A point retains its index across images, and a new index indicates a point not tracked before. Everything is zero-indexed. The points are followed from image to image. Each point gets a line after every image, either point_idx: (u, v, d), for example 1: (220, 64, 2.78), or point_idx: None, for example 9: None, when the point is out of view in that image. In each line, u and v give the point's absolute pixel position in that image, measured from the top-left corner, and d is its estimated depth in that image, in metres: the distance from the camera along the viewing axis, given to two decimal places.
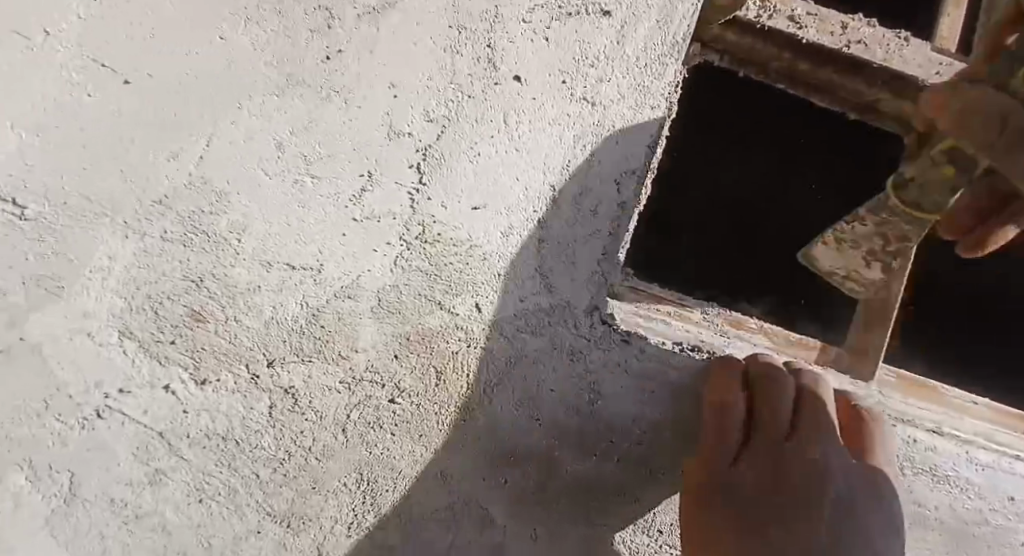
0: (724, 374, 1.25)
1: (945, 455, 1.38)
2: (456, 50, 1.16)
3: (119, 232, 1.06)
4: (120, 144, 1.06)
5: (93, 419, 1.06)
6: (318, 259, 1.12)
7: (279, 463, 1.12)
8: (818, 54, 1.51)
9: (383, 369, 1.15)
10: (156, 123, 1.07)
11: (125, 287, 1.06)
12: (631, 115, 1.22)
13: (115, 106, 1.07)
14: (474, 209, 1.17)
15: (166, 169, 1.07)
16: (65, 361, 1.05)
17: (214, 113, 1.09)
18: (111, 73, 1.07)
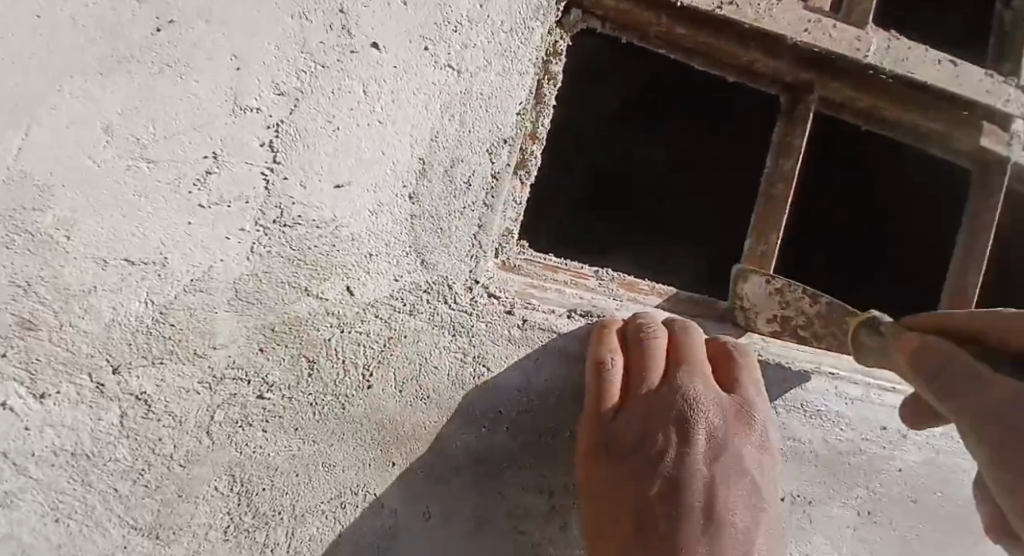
0: (604, 337, 1.25)
1: (818, 393, 1.45)
2: (305, 16, 1.07)
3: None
4: None
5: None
6: (161, 252, 1.02)
7: (138, 474, 1.04)
8: (692, 17, 1.52)
9: (245, 363, 1.08)
10: None
11: None
12: (500, 81, 1.18)
13: None
14: (337, 187, 1.10)
15: None
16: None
17: (30, 98, 0.96)
18: None
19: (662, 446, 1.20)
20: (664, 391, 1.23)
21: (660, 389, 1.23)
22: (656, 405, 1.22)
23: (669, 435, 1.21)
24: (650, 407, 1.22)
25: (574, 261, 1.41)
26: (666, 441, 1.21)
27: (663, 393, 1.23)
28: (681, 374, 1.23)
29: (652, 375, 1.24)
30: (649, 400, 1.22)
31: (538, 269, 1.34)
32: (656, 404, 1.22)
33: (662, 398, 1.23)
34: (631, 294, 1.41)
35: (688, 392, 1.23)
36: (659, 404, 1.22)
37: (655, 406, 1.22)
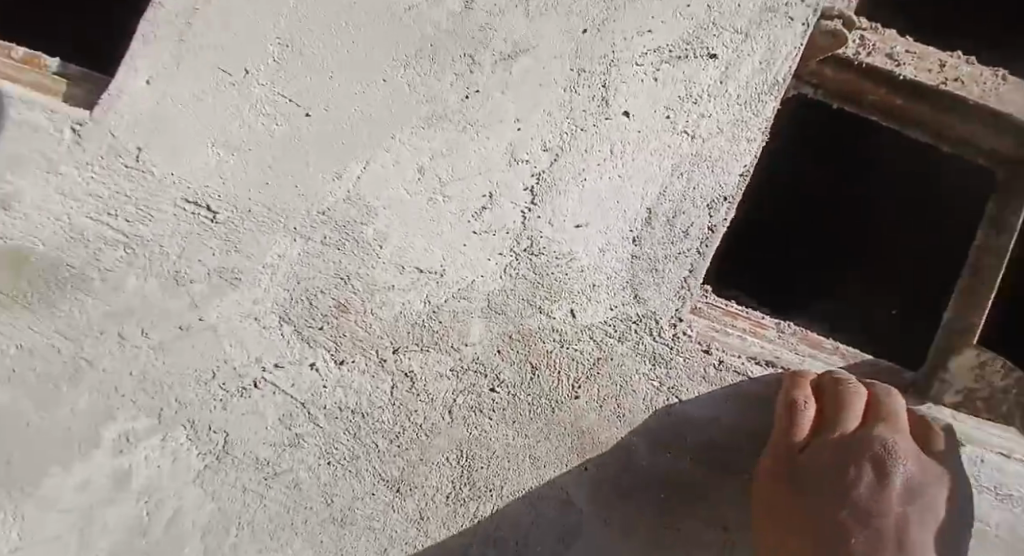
0: (799, 383, 1.34)
1: (1019, 484, 1.42)
2: (574, 89, 1.30)
3: (288, 235, 1.26)
4: (298, 165, 1.26)
5: (252, 389, 1.26)
6: (443, 264, 1.28)
7: (394, 435, 1.30)
8: (914, 92, 1.57)
9: (485, 362, 1.31)
10: (326, 150, 1.27)
11: (290, 281, 1.26)
12: (728, 147, 1.33)
13: (299, 134, 1.26)
14: (578, 227, 1.31)
15: (330, 186, 1.26)
16: (233, 340, 1.25)
17: (372, 143, 1.27)
18: (296, 108, 1.27)
19: (851, 480, 1.29)
20: (856, 435, 1.32)
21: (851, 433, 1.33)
22: (847, 445, 1.32)
23: (860, 471, 1.29)
24: (844, 446, 1.32)
25: (756, 313, 1.52)
26: (857, 476, 1.29)
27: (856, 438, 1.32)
28: (879, 426, 1.32)
29: (849, 422, 1.33)
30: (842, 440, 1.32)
31: (721, 315, 1.46)
32: (847, 445, 1.32)
33: (852, 440, 1.32)
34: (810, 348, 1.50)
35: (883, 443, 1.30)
36: (850, 446, 1.32)
37: (848, 446, 1.32)
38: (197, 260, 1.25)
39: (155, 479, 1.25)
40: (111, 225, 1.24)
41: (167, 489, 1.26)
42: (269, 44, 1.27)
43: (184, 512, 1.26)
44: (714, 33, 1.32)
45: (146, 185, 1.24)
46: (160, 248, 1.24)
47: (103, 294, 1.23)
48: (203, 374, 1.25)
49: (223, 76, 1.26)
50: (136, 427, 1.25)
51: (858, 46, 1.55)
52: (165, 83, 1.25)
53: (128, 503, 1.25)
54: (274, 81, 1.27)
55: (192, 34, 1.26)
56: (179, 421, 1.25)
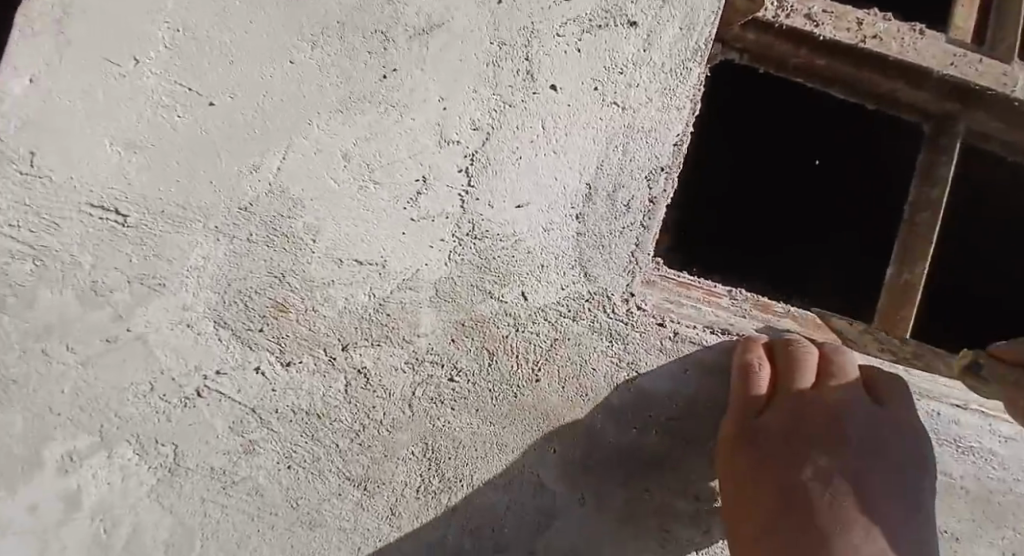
0: (752, 345, 1.37)
1: (971, 428, 1.45)
2: (497, 64, 1.30)
3: (210, 236, 1.24)
4: (208, 158, 1.24)
5: (195, 398, 1.24)
6: (383, 255, 1.27)
7: (356, 433, 1.28)
8: (834, 50, 1.61)
9: (439, 350, 1.30)
10: (239, 142, 1.25)
11: (218, 284, 1.24)
12: (659, 116, 1.34)
13: (204, 125, 1.24)
14: (519, 206, 1.30)
15: (247, 180, 1.24)
16: (167, 348, 1.23)
17: (290, 129, 1.26)
18: (197, 96, 1.24)
19: (812, 435, 1.35)
20: (811, 392, 1.38)
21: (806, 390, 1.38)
22: (804, 402, 1.38)
23: (819, 426, 1.35)
24: (801, 403, 1.38)
25: (706, 281, 1.50)
26: (817, 431, 1.35)
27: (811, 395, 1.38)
28: (831, 381, 1.39)
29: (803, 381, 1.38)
30: (799, 398, 1.38)
31: (672, 287, 1.45)
32: (803, 403, 1.38)
33: (807, 398, 1.38)
34: (763, 313, 1.50)
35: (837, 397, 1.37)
36: (806, 404, 1.38)
37: (804, 403, 1.38)
38: (112, 266, 1.22)
39: (107, 499, 1.22)
40: (15, 237, 1.19)
41: (121, 508, 1.22)
42: (161, 31, 1.25)
43: (144, 529, 1.23)
44: (633, 1, 1.33)
45: (46, 191, 1.20)
46: (70, 255, 1.21)
47: (18, 311, 1.20)
48: (140, 386, 1.23)
49: (111, 67, 1.23)
50: (81, 446, 1.21)
51: (777, 9, 1.56)
52: (51, 79, 1.21)
53: (82, 524, 1.21)
54: (177, 73, 1.24)
55: (75, 27, 1.22)
56: (123, 437, 1.23)
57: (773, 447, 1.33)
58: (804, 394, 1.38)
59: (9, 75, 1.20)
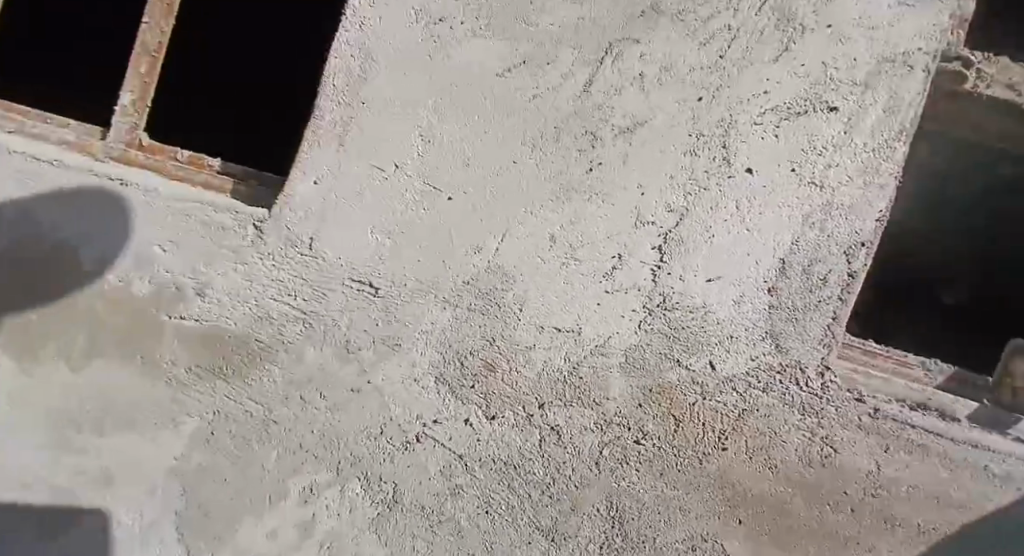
0: None
1: None
2: (695, 153, 1.40)
3: (440, 304, 1.46)
4: (443, 245, 1.47)
5: (414, 443, 1.46)
6: (579, 322, 1.42)
7: (547, 485, 1.43)
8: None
9: (631, 413, 1.41)
10: (464, 230, 1.46)
11: (443, 344, 1.46)
12: (860, 194, 1.37)
13: (443, 218, 1.47)
14: (710, 280, 1.39)
15: (474, 260, 1.46)
16: (399, 398, 1.47)
17: (511, 217, 1.45)
18: (441, 194, 1.47)
19: None
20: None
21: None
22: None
23: None
24: None
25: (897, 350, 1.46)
26: None
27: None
28: None
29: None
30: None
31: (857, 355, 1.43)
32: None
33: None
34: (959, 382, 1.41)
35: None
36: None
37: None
38: (363, 327, 1.48)
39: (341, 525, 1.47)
40: (293, 306, 1.48)
41: (346, 536, 1.47)
42: (414, 144, 1.47)
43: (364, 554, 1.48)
44: (833, 89, 1.37)
45: (319, 269, 1.48)
46: (332, 318, 1.48)
47: (287, 364, 1.49)
48: (372, 430, 1.47)
49: (375, 171, 1.47)
50: (321, 478, 1.48)
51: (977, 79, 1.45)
52: (330, 183, 1.47)
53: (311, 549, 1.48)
54: (425, 173, 1.47)
55: (348, 136, 1.46)
56: (354, 474, 1.47)
57: None
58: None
59: (300, 179, 1.47)
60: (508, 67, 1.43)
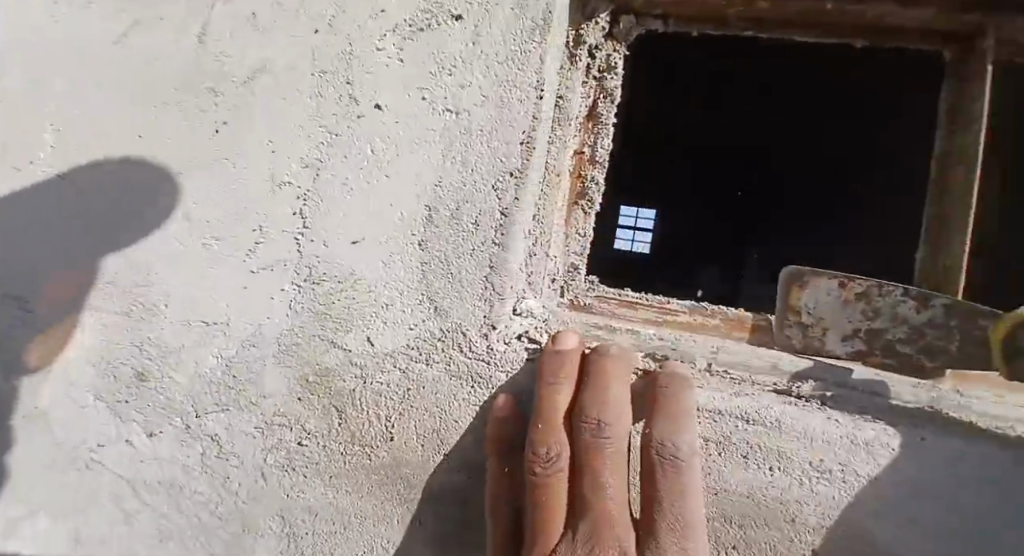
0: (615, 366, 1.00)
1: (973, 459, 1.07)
2: (320, 95, 1.20)
3: (81, 309, 1.26)
4: (81, 244, 1.26)
5: (85, 467, 1.26)
6: (227, 313, 1.21)
7: (217, 505, 1.21)
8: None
9: (286, 411, 1.18)
10: (103, 223, 1.26)
11: (91, 356, 1.26)
12: (499, 113, 1.14)
13: (77, 212, 1.27)
14: (354, 242, 1.16)
15: (113, 255, 1.26)
16: (58, 415, 1.27)
17: (147, 197, 1.25)
18: (68, 183, 1.28)
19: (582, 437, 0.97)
20: (601, 485, 0.96)
21: (586, 493, 0.96)
22: (686, 494, 0.96)
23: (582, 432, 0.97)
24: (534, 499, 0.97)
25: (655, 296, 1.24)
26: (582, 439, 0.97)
27: (595, 489, 0.96)
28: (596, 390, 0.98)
29: (684, 390, 1.00)
30: (671, 485, 0.96)
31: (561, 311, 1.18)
32: (645, 502, 0.98)
33: (689, 473, 0.97)
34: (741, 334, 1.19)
35: (660, 440, 0.97)
36: (659, 467, 0.97)
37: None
38: (15, 350, 1.27)
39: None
40: None
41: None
42: (44, 132, 1.29)
43: None
44: None
45: None
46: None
47: None
48: (43, 460, 1.27)
49: (13, 175, 1.29)
50: None
51: None
52: None
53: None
54: (63, 166, 1.28)
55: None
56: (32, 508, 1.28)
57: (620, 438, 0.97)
58: (549, 524, 0.96)
59: None
60: (123, 33, 1.29)
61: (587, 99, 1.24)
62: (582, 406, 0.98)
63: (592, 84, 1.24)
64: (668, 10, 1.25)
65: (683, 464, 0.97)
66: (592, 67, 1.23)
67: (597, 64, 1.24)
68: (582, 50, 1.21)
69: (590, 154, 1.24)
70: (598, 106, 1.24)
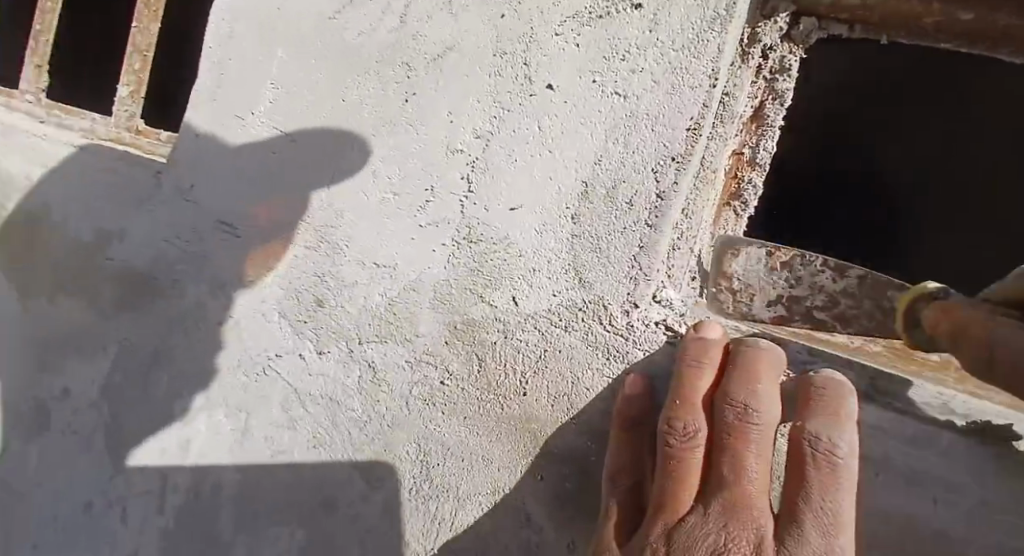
0: (766, 359, 1.04)
1: None
2: (499, 73, 1.32)
3: (281, 240, 1.49)
4: (286, 185, 1.49)
5: (265, 374, 1.48)
6: (395, 260, 1.38)
7: (365, 424, 1.38)
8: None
9: (434, 352, 1.33)
10: (307, 169, 1.47)
11: (285, 280, 1.48)
12: (667, 99, 1.20)
13: (288, 158, 1.49)
14: (513, 210, 1.28)
15: (312, 197, 1.47)
16: (250, 328, 1.50)
17: (344, 151, 1.45)
18: (282, 134, 1.50)
19: (726, 418, 1.01)
20: (744, 469, 0.99)
21: (722, 474, 0.99)
22: (838, 492, 0.96)
23: (725, 413, 1.01)
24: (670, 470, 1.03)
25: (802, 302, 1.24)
26: (724, 420, 1.01)
27: (736, 471, 0.99)
28: (746, 377, 1.02)
29: (845, 397, 1.00)
30: (820, 478, 0.97)
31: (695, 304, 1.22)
32: (789, 493, 0.98)
33: (841, 471, 0.97)
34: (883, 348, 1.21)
35: (812, 433, 0.98)
36: (803, 462, 0.98)
37: (742, 537, 0.95)
38: (226, 267, 1.51)
39: (207, 452, 1.50)
40: (168, 249, 1.56)
41: (208, 461, 1.50)
42: (266, 89, 1.53)
43: (221, 483, 1.49)
44: None
45: (185, 215, 1.56)
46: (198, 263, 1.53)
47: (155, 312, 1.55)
48: (232, 363, 1.50)
49: (237, 121, 1.55)
50: (189, 406, 1.52)
51: None
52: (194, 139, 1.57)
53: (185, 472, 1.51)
54: (278, 118, 1.51)
55: (219, 92, 1.56)
56: (217, 403, 1.51)
57: (766, 432, 1.00)
58: (684, 495, 1.01)
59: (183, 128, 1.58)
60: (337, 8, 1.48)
61: (756, 100, 1.28)
62: (728, 391, 1.02)
63: (761, 84, 1.27)
64: (853, 16, 1.22)
65: (836, 462, 0.97)
66: (763, 68, 1.26)
67: (770, 65, 1.27)
68: (757, 49, 1.23)
69: (749, 155, 1.33)
70: (765, 107, 1.29)
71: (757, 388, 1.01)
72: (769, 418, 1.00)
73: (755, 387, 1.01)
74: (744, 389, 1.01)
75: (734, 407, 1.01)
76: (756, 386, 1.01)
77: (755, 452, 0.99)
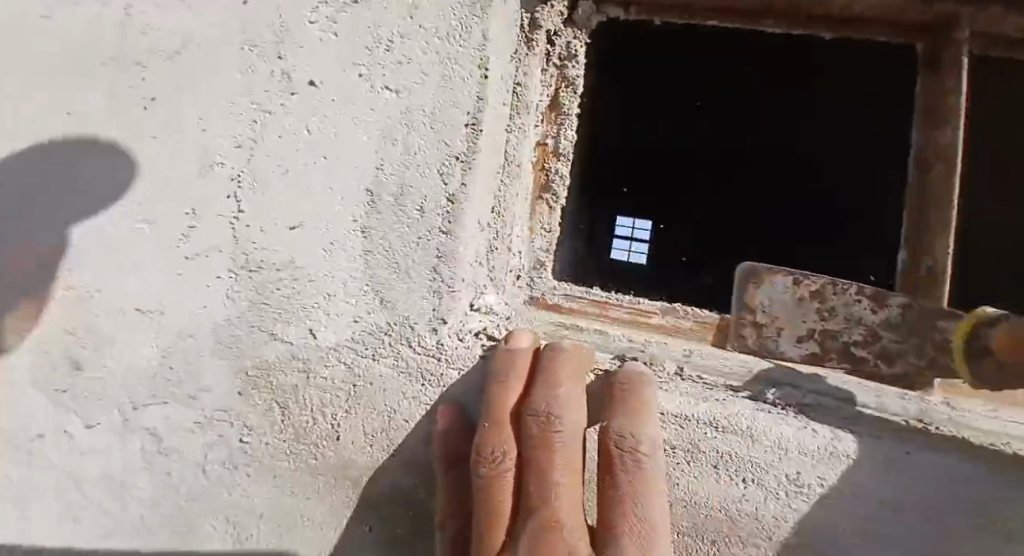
0: (569, 359, 0.97)
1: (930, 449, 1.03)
2: (251, 69, 1.11)
3: (14, 289, 1.16)
4: (4, 220, 1.17)
5: (27, 457, 1.18)
6: (161, 303, 1.14)
7: (156, 502, 1.16)
8: None
9: (225, 405, 1.13)
10: (28, 199, 1.16)
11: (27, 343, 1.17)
12: (443, 91, 1.07)
13: (3, 185, 1.17)
14: (293, 231, 1.10)
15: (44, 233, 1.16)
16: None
17: (74, 171, 1.16)
18: None
19: (534, 433, 0.90)
20: (552, 484, 0.88)
21: (532, 495, 0.88)
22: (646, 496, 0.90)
23: (535, 427, 0.91)
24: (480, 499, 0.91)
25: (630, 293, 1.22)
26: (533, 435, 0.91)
27: (542, 487, 0.88)
28: (552, 382, 0.93)
29: (645, 391, 0.96)
30: (630, 483, 0.91)
31: (523, 309, 1.18)
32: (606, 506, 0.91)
33: (650, 472, 0.92)
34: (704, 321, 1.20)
35: (618, 432, 0.92)
36: (613, 464, 0.92)
37: None
38: None
39: None
40: None
41: None
42: None
43: None
44: None
45: None
46: None
47: None
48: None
49: None
50: None
51: None
52: None
53: None
54: None
55: None
56: None
57: (576, 440, 0.91)
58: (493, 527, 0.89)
59: None
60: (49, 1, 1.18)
61: (548, 87, 1.23)
62: (534, 399, 0.93)
63: (553, 71, 1.23)
64: None
65: (643, 460, 0.92)
66: (552, 53, 1.23)
67: (558, 50, 1.23)
68: (540, 35, 1.18)
69: (552, 145, 1.25)
70: (560, 95, 1.24)
71: (566, 394, 0.92)
72: (576, 423, 0.92)
73: (562, 392, 0.92)
74: (551, 395, 0.92)
75: (542, 418, 0.90)
76: (562, 392, 0.92)
77: (568, 466, 0.90)
